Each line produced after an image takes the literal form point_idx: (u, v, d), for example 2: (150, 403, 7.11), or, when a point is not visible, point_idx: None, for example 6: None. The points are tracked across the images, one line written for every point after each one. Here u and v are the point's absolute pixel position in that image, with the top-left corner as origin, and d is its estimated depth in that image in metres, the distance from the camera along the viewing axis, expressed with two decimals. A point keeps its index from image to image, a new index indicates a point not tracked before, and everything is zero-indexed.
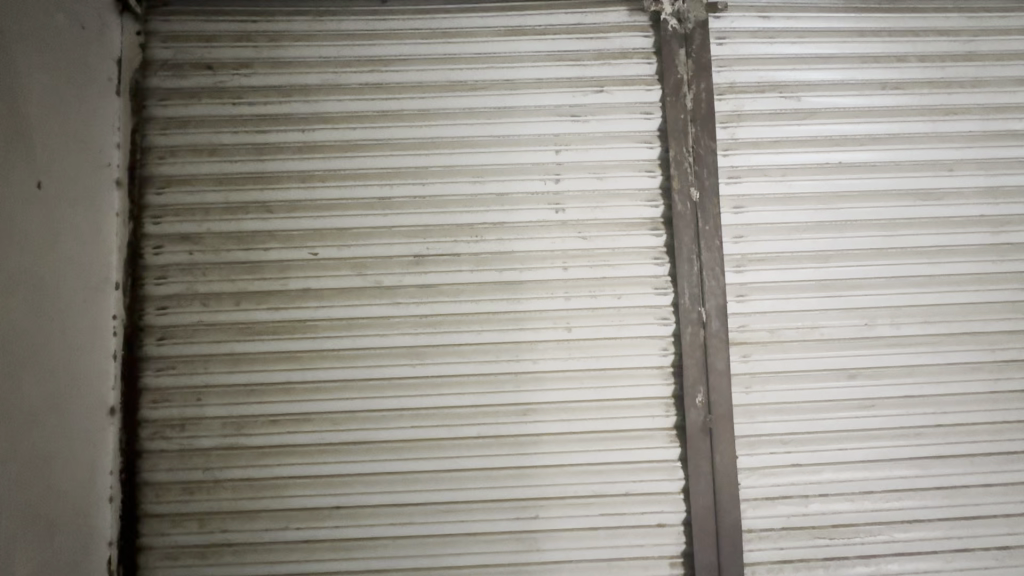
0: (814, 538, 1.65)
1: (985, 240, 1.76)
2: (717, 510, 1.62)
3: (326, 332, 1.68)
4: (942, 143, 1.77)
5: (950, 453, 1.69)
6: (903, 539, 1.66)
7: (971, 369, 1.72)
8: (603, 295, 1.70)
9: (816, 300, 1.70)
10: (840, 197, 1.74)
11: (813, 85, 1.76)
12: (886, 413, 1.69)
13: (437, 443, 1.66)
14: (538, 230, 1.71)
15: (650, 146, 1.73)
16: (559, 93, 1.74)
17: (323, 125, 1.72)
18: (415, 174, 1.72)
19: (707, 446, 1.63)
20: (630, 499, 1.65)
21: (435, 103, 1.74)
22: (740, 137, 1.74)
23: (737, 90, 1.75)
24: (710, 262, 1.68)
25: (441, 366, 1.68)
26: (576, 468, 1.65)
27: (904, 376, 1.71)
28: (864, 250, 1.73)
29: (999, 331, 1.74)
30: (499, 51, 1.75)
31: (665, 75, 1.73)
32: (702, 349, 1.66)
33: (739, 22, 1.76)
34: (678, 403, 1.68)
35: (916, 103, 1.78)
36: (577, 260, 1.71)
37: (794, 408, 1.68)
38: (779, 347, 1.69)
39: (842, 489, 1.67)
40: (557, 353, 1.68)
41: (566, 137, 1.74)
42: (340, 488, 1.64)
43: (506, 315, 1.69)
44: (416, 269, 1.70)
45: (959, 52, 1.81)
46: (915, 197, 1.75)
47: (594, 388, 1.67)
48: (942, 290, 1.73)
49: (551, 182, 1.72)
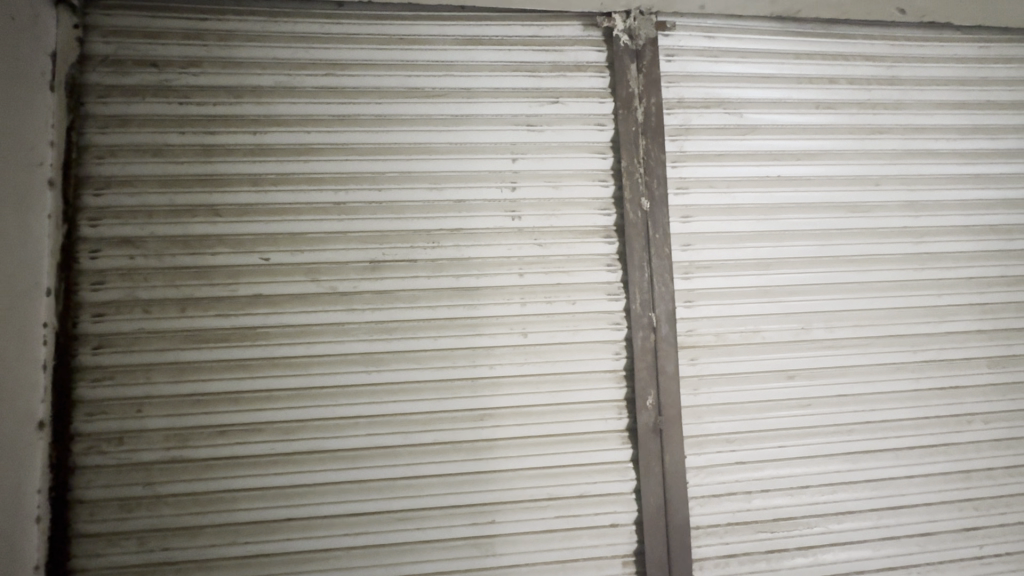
0: (756, 531, 1.73)
1: (907, 250, 1.90)
2: (667, 509, 1.68)
3: (278, 339, 1.64)
4: (868, 160, 1.92)
5: (879, 448, 1.82)
6: (837, 530, 1.77)
7: (896, 369, 1.85)
8: (558, 300, 1.73)
9: (758, 305, 1.80)
10: (780, 209, 1.84)
11: (754, 102, 1.87)
12: (821, 411, 1.80)
13: (393, 451, 1.65)
14: (495, 237, 1.73)
15: (603, 156, 1.79)
16: (516, 102, 1.78)
17: (276, 127, 1.69)
18: (371, 179, 1.71)
19: (657, 447, 1.69)
20: (584, 501, 1.68)
21: (392, 109, 1.73)
22: (688, 150, 1.82)
23: (685, 105, 1.83)
24: (660, 268, 1.75)
25: (398, 372, 1.67)
26: (533, 471, 1.68)
27: (837, 376, 1.82)
28: (801, 259, 1.84)
29: (921, 333, 1.88)
30: (456, 60, 1.77)
31: (617, 89, 1.79)
32: (653, 353, 1.72)
33: (686, 41, 1.85)
34: (631, 405, 1.73)
35: (847, 122, 1.92)
36: (533, 267, 1.74)
37: (738, 409, 1.76)
38: (724, 350, 1.78)
39: (782, 484, 1.76)
40: (514, 358, 1.70)
41: (523, 146, 1.78)
42: (291, 499, 1.60)
43: (464, 321, 1.70)
44: (372, 275, 1.69)
45: (883, 77, 1.96)
46: (846, 210, 1.88)
47: (549, 392, 1.71)
48: (871, 296, 1.86)
49: (508, 190, 1.75)
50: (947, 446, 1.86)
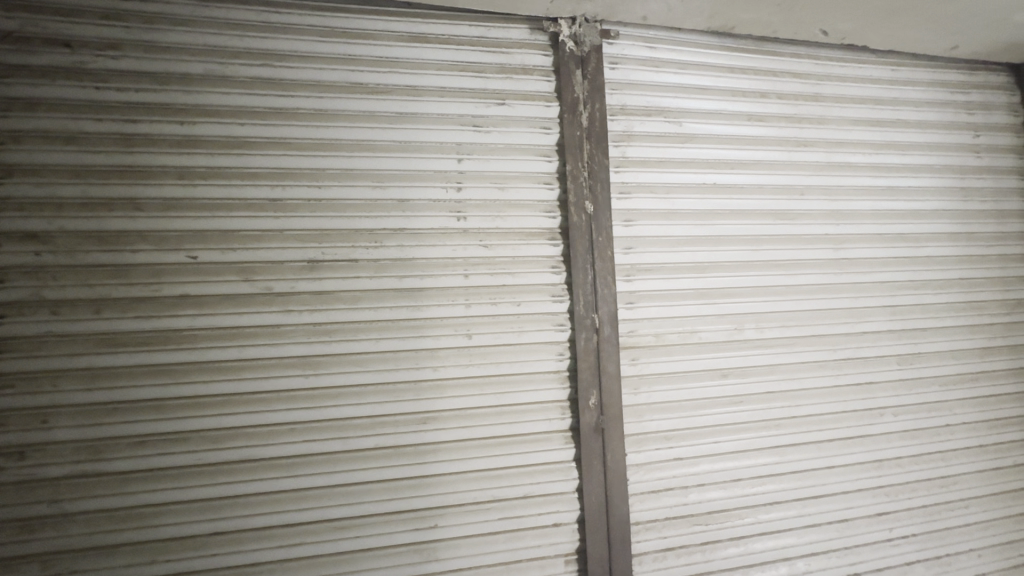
0: (692, 524, 1.80)
1: (828, 255, 2.04)
2: (608, 506, 1.71)
3: (206, 342, 1.55)
4: (795, 170, 2.04)
5: (803, 441, 1.94)
6: (766, 519, 1.87)
7: (818, 366, 1.98)
8: (503, 302, 1.73)
9: (694, 307, 1.88)
10: (715, 215, 1.93)
11: (693, 111, 1.95)
12: (752, 407, 1.90)
13: (332, 457, 1.59)
14: (440, 238, 1.71)
15: (548, 159, 1.81)
16: (462, 102, 1.76)
17: (206, 118, 1.60)
18: (311, 175, 1.65)
19: (599, 446, 1.72)
20: (528, 501, 1.69)
21: (333, 104, 1.68)
22: (631, 155, 1.87)
23: (628, 112, 1.88)
24: (603, 271, 1.78)
25: (338, 376, 1.62)
26: (476, 474, 1.67)
27: (766, 373, 1.93)
28: (734, 263, 1.93)
29: (840, 333, 2.02)
30: (401, 56, 1.74)
31: (563, 93, 1.82)
32: (596, 354, 1.75)
33: (629, 50, 1.91)
34: (574, 405, 1.75)
35: (776, 134, 2.04)
36: (478, 268, 1.73)
37: (676, 407, 1.83)
38: (663, 350, 1.84)
39: (716, 478, 1.84)
40: (458, 361, 1.69)
41: (469, 146, 1.76)
42: (219, 512, 1.51)
43: (407, 323, 1.67)
44: (311, 274, 1.63)
45: (809, 93, 2.10)
46: (775, 217, 2.00)
47: (494, 394, 1.70)
48: (797, 299, 1.98)
49: (453, 190, 1.74)
50: (863, 437, 2.01)
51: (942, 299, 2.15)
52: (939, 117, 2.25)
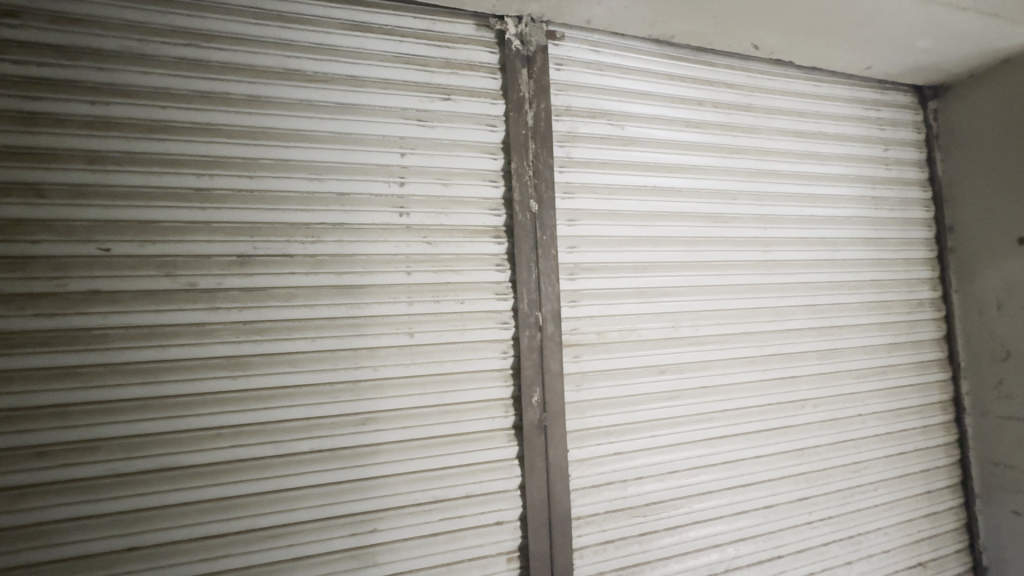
0: (631, 516, 1.85)
1: (757, 257, 2.16)
2: (550, 503, 1.73)
3: (120, 342, 1.42)
4: (728, 176, 2.15)
5: (734, 432, 2.05)
6: (699, 508, 1.96)
7: (748, 361, 2.10)
8: (446, 300, 1.71)
9: (634, 305, 1.93)
10: (655, 216, 2.00)
11: (634, 116, 2.00)
12: (687, 401, 1.98)
13: (263, 463, 1.51)
14: (381, 233, 1.67)
15: (494, 157, 1.80)
16: (406, 95, 1.72)
17: (122, 98, 1.47)
18: (242, 165, 1.56)
19: (542, 443, 1.74)
20: (470, 501, 1.67)
21: (267, 90, 1.59)
22: (575, 156, 1.90)
23: (573, 113, 1.91)
24: (547, 269, 1.80)
25: (270, 377, 1.53)
26: (417, 475, 1.63)
27: (701, 368, 2.02)
28: (672, 263, 2.01)
29: (768, 330, 2.15)
30: (342, 45, 1.67)
31: (508, 92, 1.82)
32: (539, 352, 1.77)
33: (574, 52, 1.94)
34: (517, 403, 1.76)
35: (711, 140, 2.13)
36: (421, 265, 1.70)
37: (616, 402, 1.87)
38: (605, 347, 1.88)
39: (654, 470, 1.91)
40: (399, 360, 1.65)
41: (413, 140, 1.72)
42: (134, 526, 1.40)
43: (346, 321, 1.61)
44: (241, 270, 1.53)
45: (741, 103, 2.21)
46: (709, 220, 2.09)
47: (436, 393, 1.68)
48: (729, 298, 2.09)
49: (395, 185, 1.69)
50: (786, 427, 2.14)
51: (856, 299, 2.34)
52: (855, 132, 2.44)
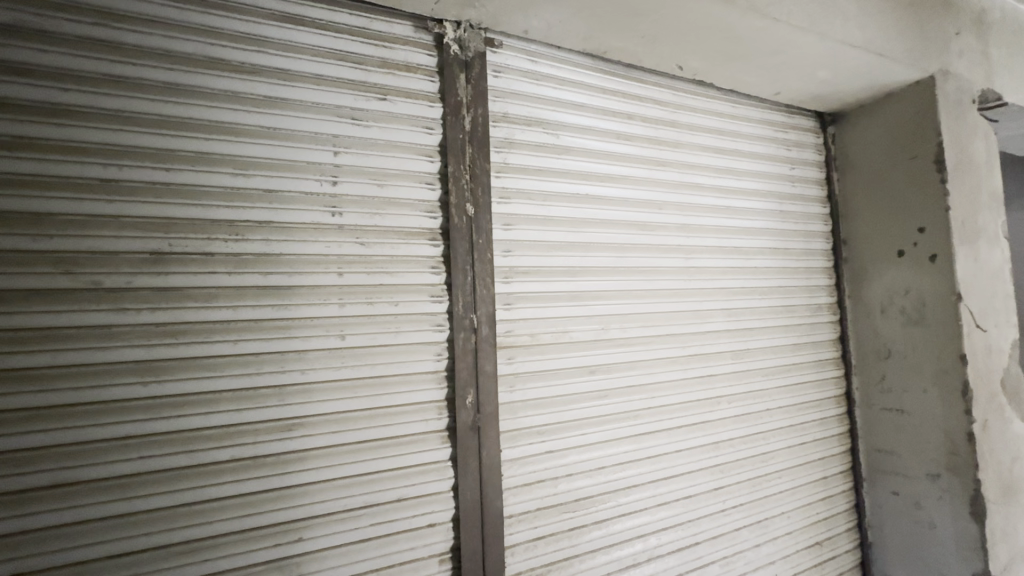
0: (560, 512, 1.92)
1: (680, 264, 2.32)
2: (482, 503, 1.75)
3: (8, 346, 1.28)
4: (654, 187, 2.28)
5: (657, 428, 2.18)
6: (625, 501, 2.06)
7: (671, 361, 2.24)
8: (380, 301, 1.69)
9: (566, 308, 2.01)
10: (587, 223, 2.09)
11: (568, 125, 2.08)
12: (615, 400, 2.08)
13: (177, 474, 1.42)
14: (312, 233, 1.62)
15: (431, 159, 1.80)
16: (340, 92, 1.69)
17: (14, 77, 1.33)
18: (157, 156, 1.46)
19: (475, 444, 1.76)
20: (402, 504, 1.66)
21: (188, 78, 1.50)
22: (511, 162, 1.95)
23: (509, 120, 1.95)
24: (482, 272, 1.82)
25: (187, 382, 1.45)
26: (347, 480, 1.60)
27: (628, 368, 2.13)
28: (602, 268, 2.11)
29: (689, 332, 2.31)
30: (272, 36, 1.61)
31: (446, 95, 1.83)
32: (473, 354, 1.78)
33: (511, 61, 1.98)
34: (451, 404, 1.77)
35: (640, 153, 2.26)
36: (354, 266, 1.67)
37: (548, 402, 1.93)
38: (537, 349, 1.93)
39: (583, 467, 1.98)
40: (329, 363, 1.61)
41: (347, 139, 1.69)
42: (22, 549, 1.26)
43: (273, 324, 1.55)
44: (155, 269, 1.44)
45: (667, 118, 2.36)
46: (637, 227, 2.21)
47: (368, 397, 1.65)
48: (654, 301, 2.22)
49: (327, 183, 1.65)
50: (704, 422, 2.31)
51: (766, 304, 2.56)
52: (766, 151, 2.67)
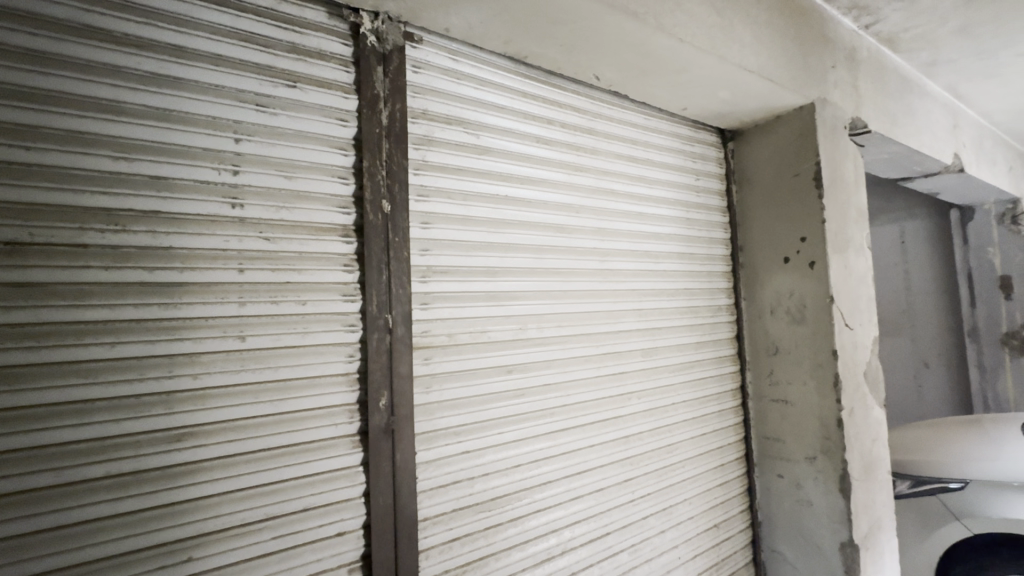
0: (477, 512, 1.92)
1: (595, 266, 2.41)
2: (397, 507, 1.71)
3: None
4: (572, 191, 2.36)
5: (572, 425, 2.25)
6: (540, 497, 2.11)
7: (585, 359, 2.33)
8: (286, 300, 1.59)
9: (485, 308, 2.01)
10: (506, 224, 2.11)
11: (489, 126, 2.09)
12: (532, 398, 2.13)
13: (38, 496, 1.25)
14: (208, 225, 1.49)
15: (345, 153, 1.73)
16: (243, 76, 1.57)
17: None
18: (17, 133, 1.27)
19: (388, 447, 1.71)
20: (308, 514, 1.58)
21: (58, 47, 1.33)
22: (430, 160, 1.92)
23: (429, 117, 1.93)
24: (398, 271, 1.78)
25: (53, 391, 1.28)
26: (246, 492, 1.49)
27: (545, 367, 2.18)
28: (521, 268, 2.15)
29: (603, 331, 2.41)
30: (164, 8, 1.46)
31: (362, 87, 1.76)
32: (388, 355, 1.74)
33: (432, 57, 1.96)
34: (363, 407, 1.71)
35: (559, 157, 2.32)
36: (257, 263, 1.56)
37: (465, 402, 1.93)
38: (455, 349, 1.93)
39: (500, 466, 2.00)
40: (227, 366, 1.49)
41: (250, 126, 1.58)
42: None
43: (162, 324, 1.41)
44: (13, 261, 1.26)
45: (584, 125, 2.44)
46: (556, 230, 2.28)
47: (272, 401, 1.55)
48: (570, 302, 2.30)
49: (227, 173, 1.53)
50: (616, 417, 2.42)
51: (672, 304, 2.74)
52: (675, 162, 2.85)
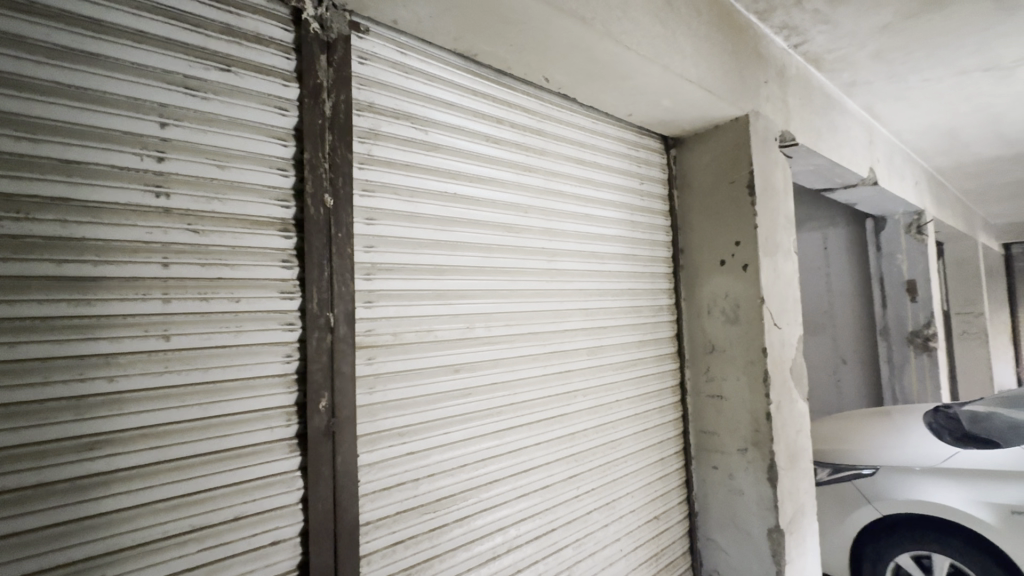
0: (421, 514, 1.89)
1: (543, 266, 2.44)
2: (336, 512, 1.65)
3: None
4: (521, 191, 2.37)
5: (518, 423, 2.27)
6: (486, 496, 2.11)
7: (532, 358, 2.36)
8: (216, 297, 1.50)
9: (431, 307, 1.99)
10: (454, 222, 2.09)
11: (437, 123, 2.07)
12: (478, 397, 2.12)
13: None
14: (128, 216, 1.38)
15: (284, 143, 1.65)
16: (171, 56, 1.46)
17: None
18: None
19: (328, 451, 1.64)
20: (239, 523, 1.49)
21: None
22: (376, 154, 1.87)
23: (375, 111, 1.87)
24: (341, 268, 1.72)
25: None
26: (170, 502, 1.39)
27: (492, 366, 2.19)
28: (469, 267, 2.14)
29: (549, 330, 2.45)
30: None
31: (303, 76, 1.68)
32: (329, 355, 1.67)
33: (379, 49, 1.90)
34: (302, 410, 1.63)
35: (508, 156, 2.33)
36: (184, 256, 1.45)
37: (410, 403, 1.89)
38: (400, 349, 1.89)
39: (445, 466, 1.98)
40: (148, 368, 1.38)
41: (178, 110, 1.47)
42: None
43: (72, 322, 1.29)
44: None
45: (534, 125, 2.47)
46: (505, 229, 2.29)
47: (199, 405, 1.45)
48: (518, 301, 2.32)
49: (151, 159, 1.42)
50: (561, 415, 2.46)
51: (617, 304, 2.82)
52: (621, 166, 2.94)
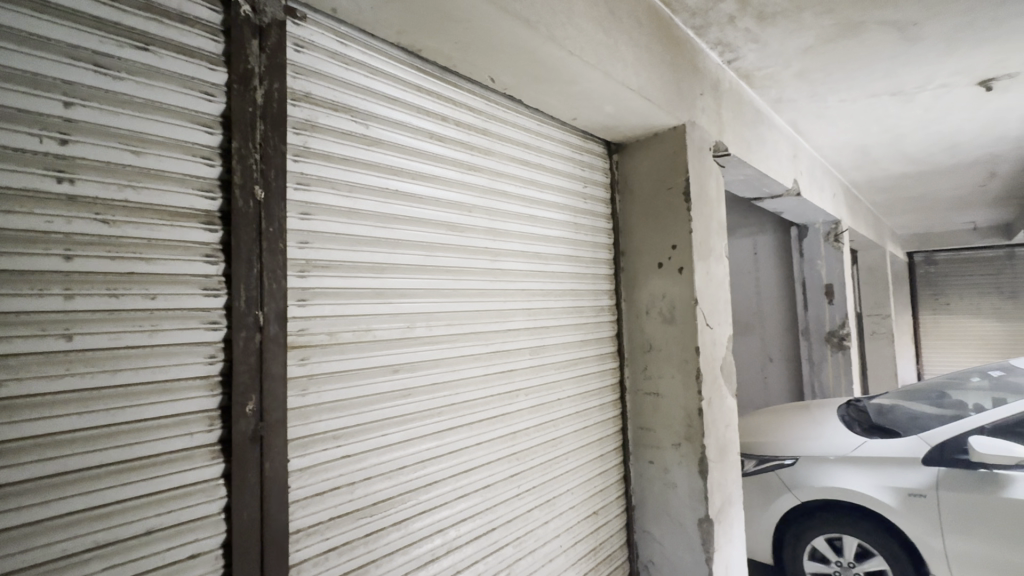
0: (356, 519, 1.83)
1: (487, 266, 2.45)
2: (264, 520, 1.56)
3: None
4: (465, 190, 2.36)
5: (459, 423, 2.26)
6: (425, 498, 2.08)
7: (474, 358, 2.35)
8: (129, 293, 1.38)
9: (370, 306, 1.94)
10: (395, 220, 2.05)
11: (379, 117, 2.02)
12: (418, 398, 2.09)
13: None
14: (24, 203, 1.25)
15: (210, 131, 1.55)
16: (78, 30, 1.33)
17: None
18: None
19: (256, 457, 1.56)
20: (152, 537, 1.39)
21: None
22: (312, 146, 1.80)
23: (312, 101, 1.80)
24: (272, 265, 1.63)
25: None
26: (71, 518, 1.27)
27: (433, 366, 2.16)
28: (410, 265, 2.10)
29: (492, 330, 2.45)
30: None
31: (233, 60, 1.59)
32: (258, 356, 1.58)
33: (317, 38, 1.83)
34: (227, 414, 1.54)
35: (452, 154, 2.31)
36: (90, 249, 1.33)
37: (346, 404, 1.83)
38: (336, 349, 1.82)
39: (383, 469, 1.94)
40: (46, 371, 1.26)
41: (86, 89, 1.34)
42: None
43: None
44: None
45: (478, 125, 2.46)
46: (448, 228, 2.27)
47: (107, 411, 1.34)
48: (460, 301, 2.31)
49: (53, 141, 1.29)
50: (503, 414, 2.47)
51: (560, 304, 2.87)
52: (565, 169, 2.99)
